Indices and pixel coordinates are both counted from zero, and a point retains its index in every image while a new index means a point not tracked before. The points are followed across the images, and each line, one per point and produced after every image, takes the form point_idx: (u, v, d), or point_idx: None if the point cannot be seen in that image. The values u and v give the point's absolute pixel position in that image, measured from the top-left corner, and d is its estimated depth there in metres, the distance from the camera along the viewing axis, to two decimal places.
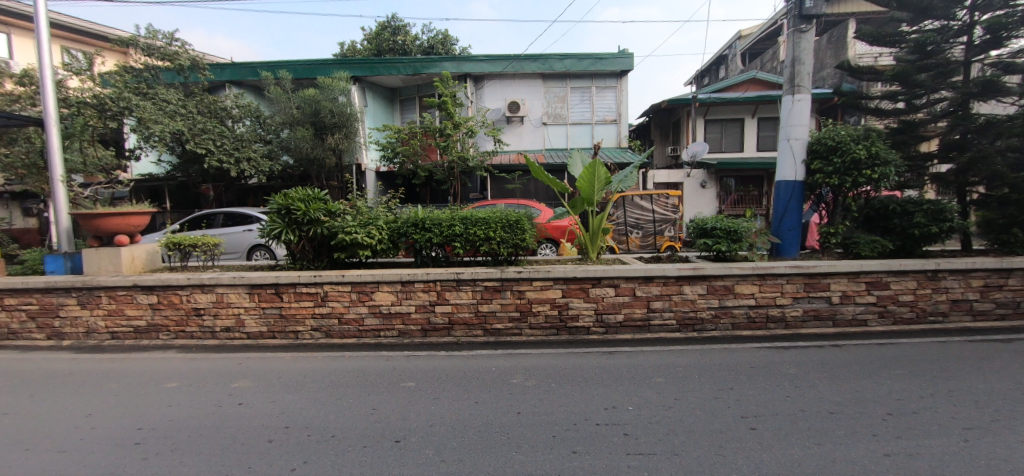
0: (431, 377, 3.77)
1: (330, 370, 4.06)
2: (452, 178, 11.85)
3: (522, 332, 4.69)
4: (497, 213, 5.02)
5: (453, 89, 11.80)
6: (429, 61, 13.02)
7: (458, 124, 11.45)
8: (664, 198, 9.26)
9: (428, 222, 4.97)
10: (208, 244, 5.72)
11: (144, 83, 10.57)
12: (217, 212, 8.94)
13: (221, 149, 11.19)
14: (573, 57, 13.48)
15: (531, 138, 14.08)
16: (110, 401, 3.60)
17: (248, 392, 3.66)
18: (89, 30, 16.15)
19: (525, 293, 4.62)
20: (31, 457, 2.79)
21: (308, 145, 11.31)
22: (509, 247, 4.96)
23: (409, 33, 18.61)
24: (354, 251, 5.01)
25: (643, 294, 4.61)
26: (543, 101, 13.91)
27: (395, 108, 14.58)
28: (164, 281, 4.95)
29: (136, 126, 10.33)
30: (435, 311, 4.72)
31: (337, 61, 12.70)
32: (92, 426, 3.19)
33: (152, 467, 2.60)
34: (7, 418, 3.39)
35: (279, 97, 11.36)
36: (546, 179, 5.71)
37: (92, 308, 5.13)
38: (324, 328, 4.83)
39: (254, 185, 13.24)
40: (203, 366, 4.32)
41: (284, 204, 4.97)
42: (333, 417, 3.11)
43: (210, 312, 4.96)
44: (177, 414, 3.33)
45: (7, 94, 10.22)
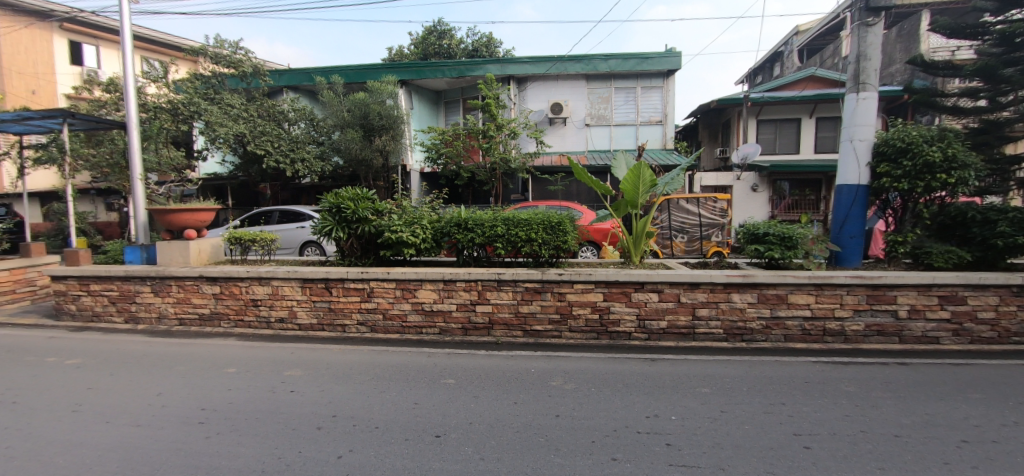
0: (472, 375, 3.82)
1: (375, 363, 4.19)
2: (494, 179, 11.95)
3: (562, 335, 4.65)
4: (539, 215, 5.01)
5: (497, 91, 11.90)
6: (474, 63, 13.19)
7: (501, 126, 11.56)
8: (711, 201, 8.74)
9: (470, 223, 5.04)
10: (266, 240, 6.07)
11: (212, 89, 11.41)
12: (273, 210, 9.45)
13: (278, 150, 11.87)
14: (618, 57, 13.25)
15: (573, 140, 13.97)
16: (178, 383, 3.89)
17: (299, 381, 3.84)
18: (166, 41, 17.60)
19: (565, 295, 4.58)
20: (111, 429, 3.07)
21: (357, 147, 11.78)
22: (551, 249, 4.92)
23: (454, 37, 19.00)
24: (399, 249, 5.15)
25: (688, 300, 4.45)
26: (586, 101, 13.77)
27: (440, 111, 14.93)
28: (226, 273, 5.30)
29: (204, 129, 11.17)
30: (475, 311, 4.77)
31: (385, 65, 13.13)
32: (163, 405, 3.46)
33: (214, 445, 2.78)
34: (93, 392, 3.75)
35: (332, 101, 11.91)
36: (588, 181, 5.63)
37: (163, 296, 5.57)
38: (369, 323, 5.01)
39: (307, 185, 13.92)
40: (259, 354, 4.58)
41: (335, 203, 5.21)
42: (377, 409, 3.21)
43: (266, 303, 5.25)
44: (236, 397, 3.55)
45: (96, 101, 11.34)
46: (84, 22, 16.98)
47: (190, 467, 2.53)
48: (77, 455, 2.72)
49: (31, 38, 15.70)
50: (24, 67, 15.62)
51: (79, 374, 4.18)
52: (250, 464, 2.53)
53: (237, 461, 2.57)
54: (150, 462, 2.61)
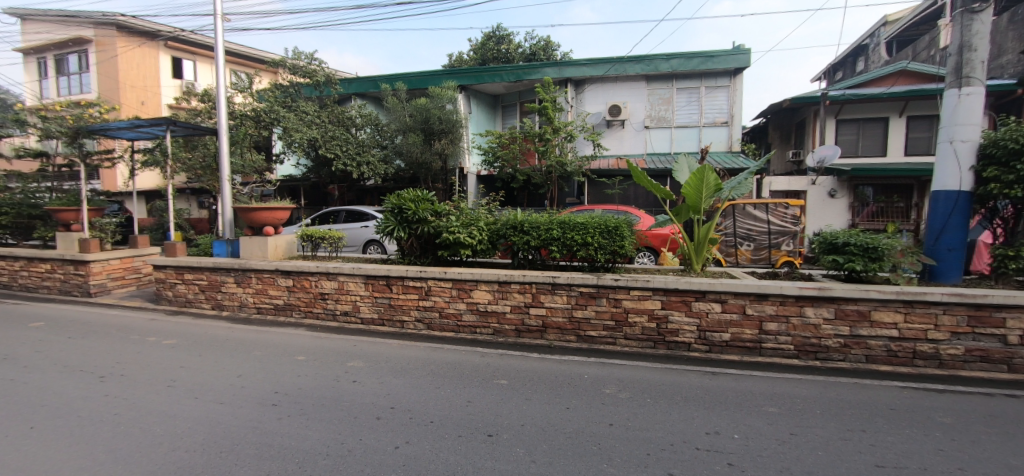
0: (524, 377, 3.83)
1: (430, 359, 4.33)
2: (550, 182, 11.90)
3: (617, 342, 4.54)
4: (596, 219, 4.93)
5: (554, 94, 11.87)
6: (531, 67, 13.26)
7: (557, 129, 11.50)
8: (782, 207, 8.10)
9: (526, 225, 5.08)
10: (333, 237, 6.46)
11: (290, 97, 12.38)
12: (340, 210, 10.05)
13: (346, 154, 12.60)
14: (680, 56, 12.75)
15: (631, 142, 13.64)
16: (255, 367, 4.24)
17: (360, 372, 4.05)
18: (251, 55, 19.30)
19: (621, 302, 4.47)
20: (199, 405, 3.41)
21: (418, 150, 12.24)
22: (607, 253, 4.83)
23: (512, 42, 19.26)
24: (456, 249, 5.28)
25: (754, 313, 4.17)
26: (645, 103, 13.41)
27: (496, 115, 15.17)
28: (298, 268, 5.70)
29: (282, 134, 12.16)
30: (529, 313, 4.78)
31: (446, 72, 13.55)
32: (243, 385, 3.80)
33: (285, 426, 3.00)
34: (184, 370, 4.18)
35: (395, 107, 12.43)
36: (647, 184, 5.46)
37: (245, 286, 6.11)
38: (426, 320, 5.18)
39: (371, 187, 14.64)
40: (325, 344, 4.89)
41: (397, 203, 5.44)
42: (432, 404, 3.30)
43: (332, 297, 5.59)
44: (305, 383, 3.80)
45: (193, 110, 12.66)
46: (184, 40, 19.03)
47: (263, 445, 2.74)
48: (172, 426, 3.05)
49: (142, 56, 17.82)
50: (136, 81, 17.73)
51: (173, 353, 4.69)
52: (316, 448, 2.69)
53: (305, 443, 2.75)
54: (230, 437, 2.86)
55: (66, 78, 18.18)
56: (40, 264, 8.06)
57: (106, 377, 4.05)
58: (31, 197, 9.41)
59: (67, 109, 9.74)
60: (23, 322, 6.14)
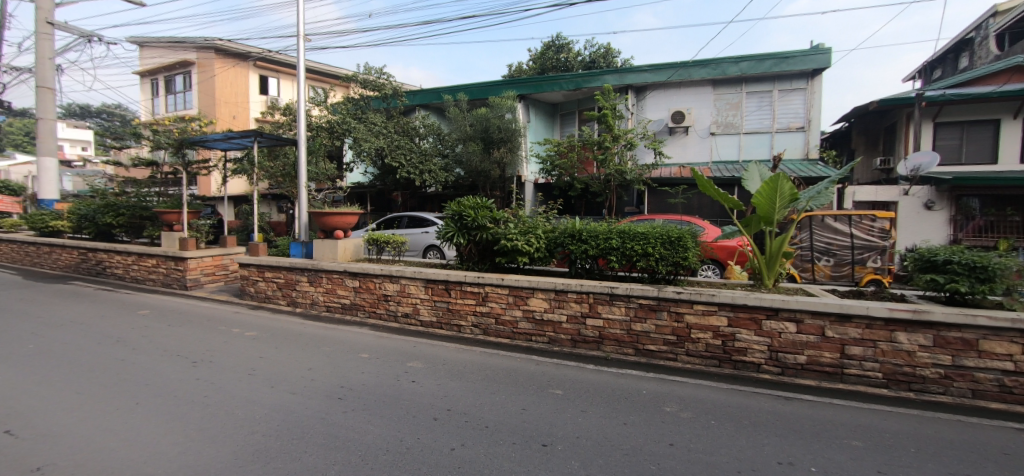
0: (581, 388, 3.77)
1: (486, 364, 4.40)
2: (608, 191, 11.69)
3: (678, 359, 4.34)
4: (658, 229, 4.77)
5: (614, 101, 11.65)
6: (591, 75, 13.12)
7: (617, 137, 11.25)
8: (868, 219, 7.41)
9: (585, 234, 5.02)
10: (397, 242, 6.78)
11: (361, 110, 13.22)
12: (403, 216, 10.51)
13: (410, 163, 13.18)
14: (750, 59, 12.09)
15: (695, 150, 13.10)
16: (324, 361, 4.53)
17: (419, 373, 4.19)
18: (327, 71, 20.83)
19: (684, 316, 4.27)
20: (275, 393, 3.69)
21: (478, 159, 12.54)
22: (669, 265, 4.63)
23: (572, 50, 19.28)
24: (513, 256, 5.33)
25: (835, 335, 3.81)
26: (711, 109, 12.82)
27: (555, 123, 15.21)
28: (364, 270, 6.03)
29: (353, 145, 13.00)
30: (586, 324, 4.71)
31: (506, 81, 13.78)
32: (313, 378, 4.07)
33: (348, 420, 3.16)
34: (262, 361, 4.56)
35: (457, 117, 12.90)
36: (715, 194, 5.19)
37: (317, 285, 6.56)
38: (482, 325, 5.26)
39: (432, 194, 15.13)
40: (387, 344, 5.11)
41: (457, 210, 5.60)
42: (487, 410, 3.34)
43: (395, 299, 5.84)
44: (369, 380, 4.00)
45: (277, 124, 13.87)
46: (271, 60, 20.97)
47: (329, 436, 2.91)
48: (251, 411, 3.33)
49: (235, 75, 19.83)
50: (229, 98, 19.73)
51: (254, 344, 5.13)
52: (377, 443, 2.80)
53: (367, 437, 2.88)
54: (301, 426, 3.06)
55: (174, 96, 20.63)
56: (148, 259, 9.14)
57: (198, 362, 4.52)
58: (143, 201, 10.86)
59: (174, 124, 11.03)
60: (134, 309, 6.99)
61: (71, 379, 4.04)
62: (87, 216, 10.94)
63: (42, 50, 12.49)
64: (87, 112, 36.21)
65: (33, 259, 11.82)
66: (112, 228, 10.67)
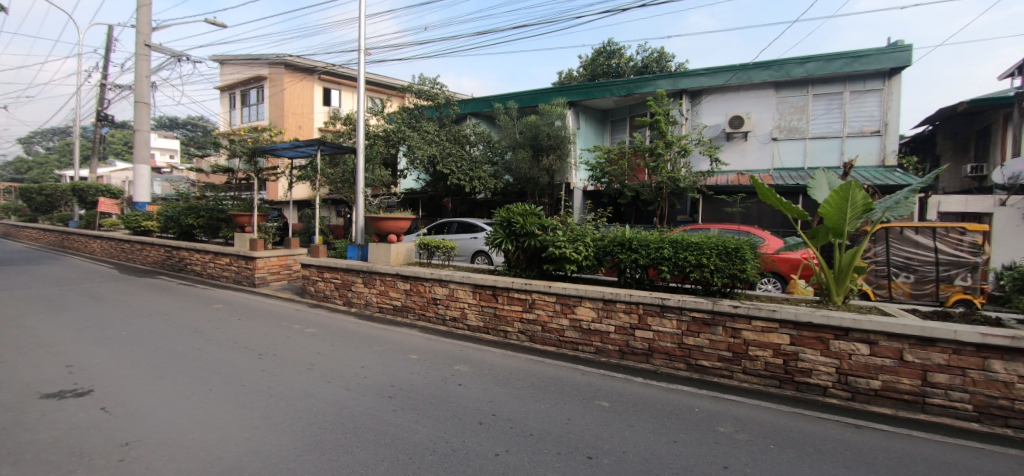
0: (628, 401, 3.68)
1: (531, 371, 4.41)
2: (660, 198, 11.35)
3: (734, 376, 4.11)
4: (713, 239, 4.56)
5: (667, 107, 11.32)
6: (643, 80, 12.85)
7: (670, 143, 10.90)
8: (956, 232, 6.69)
9: (635, 243, 4.92)
10: (446, 247, 6.96)
11: (415, 119, 13.77)
12: (453, 221, 10.77)
13: (461, 170, 13.51)
14: (818, 59, 11.35)
15: (754, 156, 12.44)
16: (376, 360, 4.72)
17: (466, 376, 4.27)
18: (384, 82, 21.87)
19: (740, 332, 4.05)
20: (330, 388, 3.90)
21: (527, 166, 12.64)
22: (725, 277, 4.40)
23: (623, 56, 19.02)
24: (561, 264, 5.32)
25: (916, 360, 3.44)
26: (773, 113, 12.13)
27: (606, 130, 15.02)
28: (415, 273, 6.24)
29: (408, 152, 13.54)
30: (635, 335, 4.59)
31: (556, 89, 13.80)
32: (366, 375, 4.25)
33: (397, 418, 3.27)
34: (319, 356, 4.82)
35: (507, 124, 13.11)
36: (776, 203, 4.91)
37: (371, 286, 6.86)
38: (529, 332, 5.28)
39: (481, 200, 15.39)
40: (435, 346, 5.24)
41: (506, 217, 5.67)
42: (532, 417, 3.34)
43: (443, 302, 6.00)
44: (417, 381, 4.12)
45: (338, 133, 14.73)
46: (335, 73, 22.34)
47: (379, 433, 3.02)
48: (308, 403, 3.53)
49: (302, 88, 21.29)
50: (296, 109, 21.19)
51: (312, 340, 5.44)
52: (424, 442, 2.88)
53: (415, 436, 2.97)
54: (354, 421, 3.21)
55: (249, 108, 22.48)
56: (223, 257, 9.97)
57: (263, 355, 4.86)
58: (220, 204, 11.88)
59: (248, 134, 11.99)
60: (210, 303, 7.65)
61: (157, 365, 4.48)
62: (173, 218, 12.13)
63: (141, 69, 14.05)
64: (176, 123, 40.40)
65: (128, 255, 13.25)
66: (193, 228, 11.75)
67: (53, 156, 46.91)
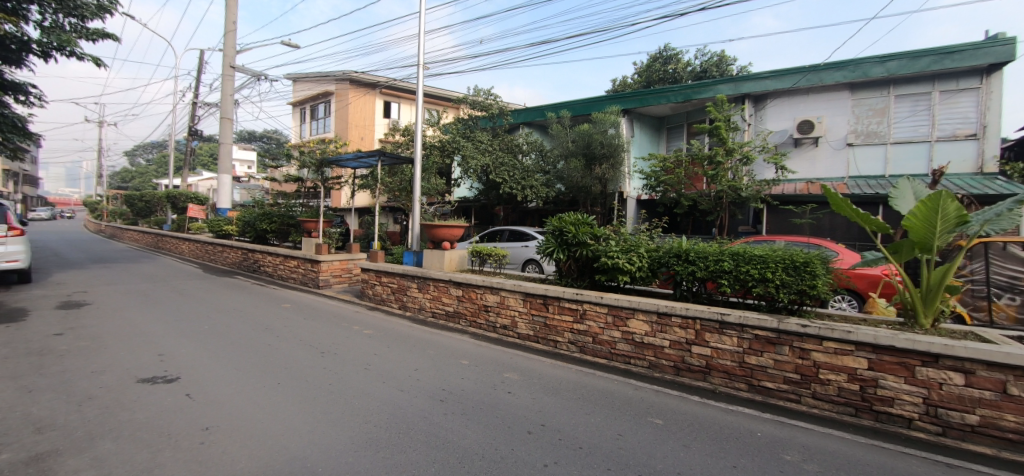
0: (682, 420, 3.54)
1: (581, 383, 4.36)
2: (720, 208, 10.83)
3: (802, 401, 3.82)
4: (779, 252, 4.29)
5: (728, 112, 10.81)
6: (702, 85, 12.36)
7: (731, 151, 10.37)
8: None
9: (692, 254, 4.74)
10: (498, 255, 7.07)
11: (470, 130, 14.17)
12: (504, 230, 10.91)
13: (513, 178, 13.69)
14: (902, 57, 10.39)
15: (826, 163, 11.55)
16: (428, 364, 4.87)
17: (515, 384, 4.30)
18: (441, 94, 22.70)
19: (809, 353, 3.76)
20: (385, 388, 4.07)
21: (579, 175, 12.55)
22: (792, 293, 4.12)
23: (681, 61, 18.49)
24: (614, 275, 5.23)
25: (1023, 393, 2.99)
26: (849, 116, 11.24)
27: (661, 137, 14.62)
28: (467, 280, 6.39)
29: (462, 162, 13.94)
30: (691, 351, 4.41)
31: (610, 97, 13.66)
32: (419, 378, 4.40)
33: (447, 422, 3.36)
34: (376, 357, 5.06)
35: (560, 133, 13.15)
36: (852, 214, 4.54)
37: (425, 292, 7.10)
38: (579, 343, 5.22)
39: (532, 209, 15.45)
40: (485, 353, 5.32)
41: (558, 226, 5.68)
42: (582, 430, 3.30)
43: (494, 310, 6.09)
44: (469, 386, 4.21)
45: (397, 144, 15.45)
46: (395, 87, 23.52)
47: (431, 435, 3.12)
48: (366, 402, 3.72)
49: (365, 101, 22.58)
50: (359, 121, 22.48)
51: (370, 342, 5.72)
52: (474, 447, 2.94)
53: (464, 441, 3.03)
54: (408, 422, 3.33)
55: (318, 122, 24.15)
56: (292, 260, 10.72)
57: (326, 353, 5.17)
58: (290, 211, 12.81)
59: (316, 146, 12.87)
60: (279, 303, 8.27)
61: (235, 358, 4.91)
62: (250, 223, 13.22)
63: (226, 88, 15.55)
64: (255, 136, 44.31)
65: (211, 256, 14.61)
66: (267, 233, 12.75)
67: (152, 168, 52.79)
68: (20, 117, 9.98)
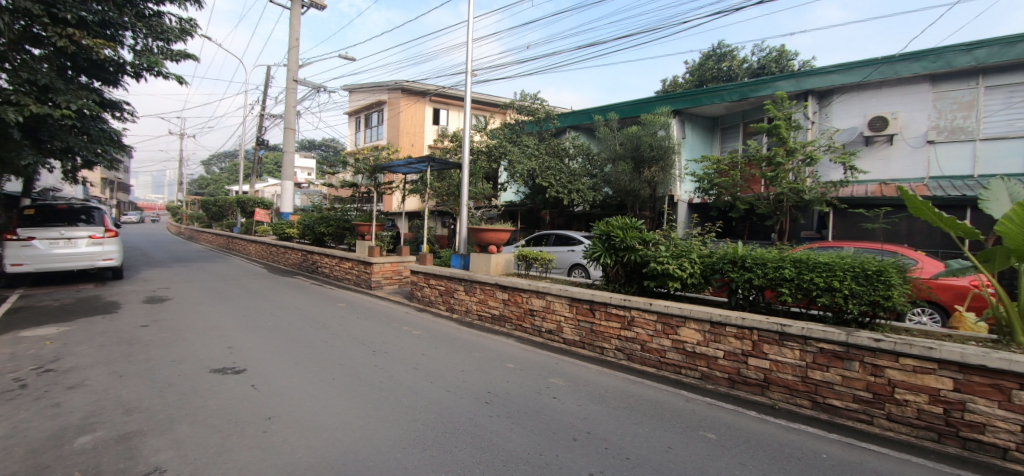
0: (737, 435, 3.37)
1: (628, 392, 4.26)
2: (780, 212, 10.20)
3: (874, 422, 3.52)
4: (847, 259, 3.99)
5: (789, 111, 10.19)
6: (760, 83, 11.71)
7: (792, 151, 9.73)
8: None
9: (749, 261, 4.51)
10: (544, 259, 7.07)
11: (516, 135, 14.33)
12: (550, 234, 10.90)
13: (559, 182, 13.67)
14: (993, 43, 9.34)
15: (903, 162, 10.58)
16: (474, 366, 4.95)
17: (560, 390, 4.27)
18: (488, 99, 23.10)
19: (882, 370, 3.45)
20: (432, 388, 4.19)
21: (627, 178, 12.29)
22: (863, 304, 3.81)
23: (736, 57, 17.68)
24: (663, 281, 5.08)
25: None
26: (930, 111, 10.24)
27: (715, 138, 14.03)
28: (513, 284, 6.44)
29: (509, 167, 14.10)
30: (748, 363, 4.19)
31: (660, 98, 13.31)
32: (465, 380, 4.48)
33: (491, 425, 3.39)
34: (424, 357, 5.22)
35: (608, 136, 12.97)
36: (934, 218, 4.13)
37: (471, 294, 7.23)
38: (627, 351, 5.11)
39: (579, 213, 15.28)
40: (531, 357, 5.33)
41: (605, 230, 5.61)
42: (628, 440, 3.22)
43: (540, 314, 6.09)
44: (514, 390, 4.23)
45: (446, 149, 15.88)
46: (444, 94, 24.23)
47: (476, 436, 3.16)
48: (415, 400, 3.84)
49: (415, 109, 23.41)
50: (410, 128, 23.32)
51: (419, 342, 5.90)
52: (519, 451, 2.96)
53: (510, 445, 3.05)
54: (453, 422, 3.40)
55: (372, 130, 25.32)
56: (346, 262, 11.27)
57: (378, 352, 5.39)
58: (346, 215, 13.49)
59: (370, 152, 13.49)
60: (335, 302, 8.72)
61: (297, 353, 5.24)
62: (310, 226, 14.05)
63: (290, 101, 16.67)
64: (315, 145, 47.23)
65: (275, 257, 15.68)
66: (325, 236, 13.50)
67: (225, 175, 57.45)
68: (116, 131, 11.27)
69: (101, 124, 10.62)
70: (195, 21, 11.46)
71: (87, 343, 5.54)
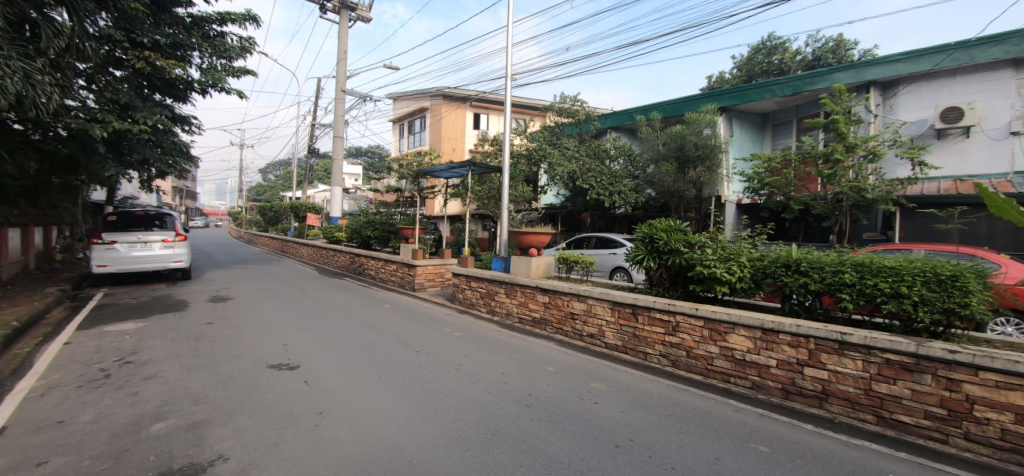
0: (791, 450, 3.20)
1: (673, 399, 4.15)
2: (839, 212, 9.56)
3: (950, 442, 3.22)
4: (917, 263, 3.68)
5: (848, 104, 9.55)
6: (815, 75, 11.04)
7: (852, 147, 9.10)
8: None
9: (804, 265, 4.27)
10: (585, 262, 7.04)
11: (556, 138, 14.30)
12: (591, 237, 10.79)
13: (600, 184, 13.52)
14: None
15: (982, 156, 9.63)
16: (515, 368, 4.99)
17: (602, 395, 4.22)
18: (527, 102, 23.19)
19: (959, 385, 3.16)
20: (473, 389, 4.26)
21: (671, 179, 11.91)
22: (935, 313, 3.51)
23: (789, 49, 16.77)
24: (710, 285, 4.91)
25: None
26: (1014, 99, 9.24)
27: (766, 135, 13.37)
28: (553, 287, 6.43)
29: (549, 169, 14.10)
30: (804, 374, 3.97)
31: (706, 95, 12.88)
32: (506, 382, 4.53)
33: (530, 427, 3.41)
34: (466, 359, 5.31)
35: (651, 137, 12.67)
36: (1019, 218, 3.72)
37: (512, 297, 7.28)
38: (671, 357, 4.97)
39: (621, 215, 15.01)
40: (572, 361, 5.31)
41: (648, 233, 5.47)
42: (672, 449, 3.15)
43: (581, 318, 6.04)
44: (555, 393, 4.23)
45: (486, 153, 16.10)
46: (484, 99, 24.59)
47: (517, 439, 3.19)
48: (457, 401, 3.93)
49: (456, 114, 23.92)
50: (451, 133, 23.85)
51: (461, 344, 6.02)
52: (560, 455, 2.96)
53: (550, 449, 3.05)
54: (494, 424, 3.45)
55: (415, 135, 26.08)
56: (391, 264, 11.67)
57: (422, 352, 5.55)
58: (390, 219, 13.96)
59: (414, 158, 13.91)
60: (380, 303, 9.05)
61: (346, 352, 5.49)
62: (357, 230, 14.65)
63: (338, 110, 17.49)
64: (361, 152, 49.30)
65: (325, 260, 16.45)
66: (371, 239, 14.04)
67: (280, 182, 61.00)
68: (185, 143, 12.26)
69: (172, 137, 11.58)
70: (253, 39, 12.29)
71: (161, 338, 6.07)
